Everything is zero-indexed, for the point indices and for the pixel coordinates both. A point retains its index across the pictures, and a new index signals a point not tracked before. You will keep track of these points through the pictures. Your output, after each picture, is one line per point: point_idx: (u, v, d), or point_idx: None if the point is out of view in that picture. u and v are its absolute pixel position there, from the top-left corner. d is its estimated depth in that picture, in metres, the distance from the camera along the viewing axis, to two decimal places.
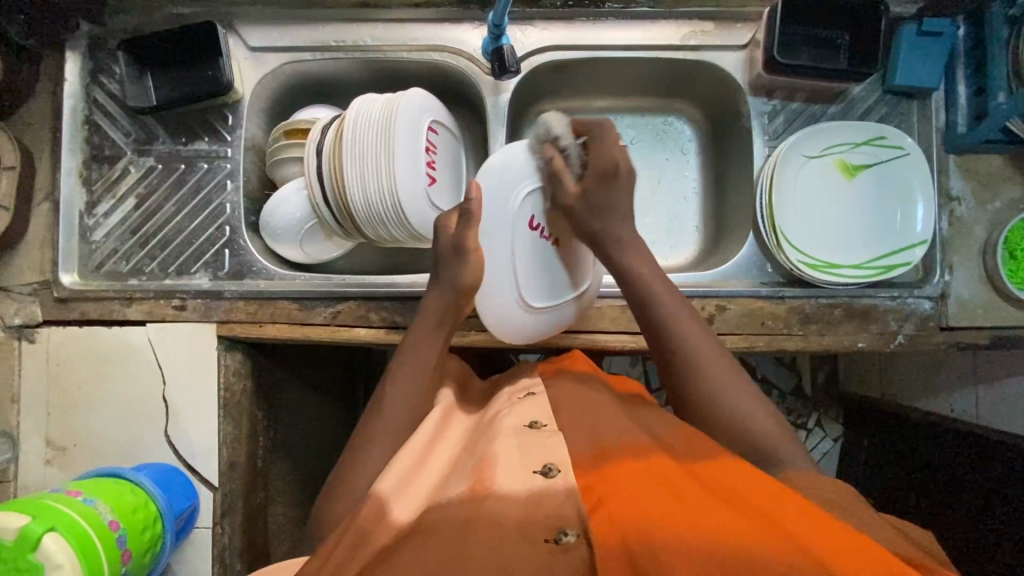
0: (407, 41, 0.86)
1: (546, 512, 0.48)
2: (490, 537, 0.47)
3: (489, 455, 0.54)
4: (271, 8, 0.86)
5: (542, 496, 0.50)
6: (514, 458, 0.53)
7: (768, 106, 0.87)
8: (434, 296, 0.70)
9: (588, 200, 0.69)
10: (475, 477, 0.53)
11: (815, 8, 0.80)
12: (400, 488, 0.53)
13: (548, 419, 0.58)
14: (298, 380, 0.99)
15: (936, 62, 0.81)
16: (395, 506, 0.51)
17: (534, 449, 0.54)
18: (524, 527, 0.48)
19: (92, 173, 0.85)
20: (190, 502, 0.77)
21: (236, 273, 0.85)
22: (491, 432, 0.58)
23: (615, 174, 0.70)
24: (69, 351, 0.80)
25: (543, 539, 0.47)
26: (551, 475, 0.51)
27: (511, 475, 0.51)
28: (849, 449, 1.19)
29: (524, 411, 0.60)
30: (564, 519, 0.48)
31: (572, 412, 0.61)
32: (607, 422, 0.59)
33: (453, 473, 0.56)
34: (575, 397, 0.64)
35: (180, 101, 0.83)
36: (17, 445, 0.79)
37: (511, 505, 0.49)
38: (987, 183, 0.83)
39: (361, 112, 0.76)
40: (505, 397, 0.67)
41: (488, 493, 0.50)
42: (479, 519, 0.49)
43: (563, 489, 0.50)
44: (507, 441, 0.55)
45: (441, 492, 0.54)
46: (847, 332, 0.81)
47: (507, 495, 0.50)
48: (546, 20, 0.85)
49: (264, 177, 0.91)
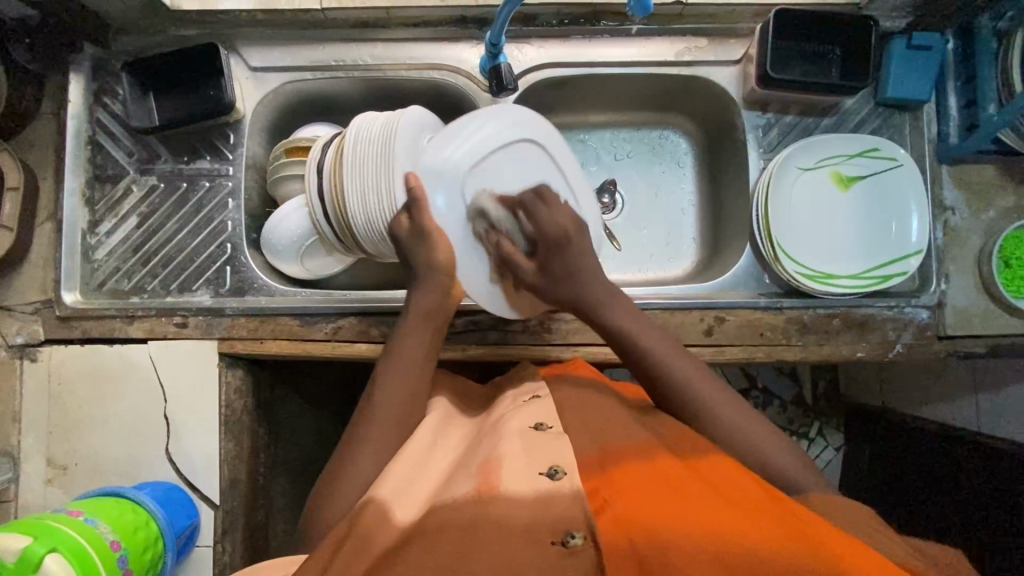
0: (405, 60, 0.87)
1: (554, 513, 0.48)
2: (495, 538, 0.47)
3: (495, 458, 0.54)
4: (272, 30, 0.87)
5: (549, 500, 0.49)
6: (519, 461, 0.53)
7: (762, 119, 0.88)
8: (419, 298, 0.70)
9: (547, 273, 0.72)
10: (481, 480, 0.52)
11: (808, 23, 0.81)
12: (400, 492, 0.53)
13: (553, 422, 0.58)
14: (298, 397, 0.99)
15: (928, 76, 0.82)
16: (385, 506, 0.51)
17: (541, 451, 0.54)
18: (531, 528, 0.47)
19: (95, 193, 0.86)
20: (191, 521, 0.77)
21: (237, 289, 0.85)
22: (497, 434, 0.58)
23: (565, 242, 0.72)
24: (70, 369, 0.81)
25: (550, 541, 0.47)
26: (558, 477, 0.51)
27: (518, 479, 0.51)
28: (851, 457, 1.19)
29: (528, 414, 0.60)
30: (572, 520, 0.47)
31: (574, 417, 0.62)
32: (616, 427, 0.60)
33: (457, 475, 0.56)
34: (578, 399, 0.65)
35: (182, 121, 0.84)
36: (17, 464, 0.79)
37: (519, 506, 0.49)
38: (981, 192, 0.84)
39: (361, 130, 0.77)
40: (510, 400, 0.67)
41: (495, 494, 0.50)
42: (482, 523, 0.48)
43: (570, 492, 0.50)
44: (513, 441, 0.55)
45: (444, 493, 0.53)
46: (845, 342, 0.82)
47: (514, 497, 0.49)
48: (541, 38, 0.87)
49: (265, 194, 0.92)
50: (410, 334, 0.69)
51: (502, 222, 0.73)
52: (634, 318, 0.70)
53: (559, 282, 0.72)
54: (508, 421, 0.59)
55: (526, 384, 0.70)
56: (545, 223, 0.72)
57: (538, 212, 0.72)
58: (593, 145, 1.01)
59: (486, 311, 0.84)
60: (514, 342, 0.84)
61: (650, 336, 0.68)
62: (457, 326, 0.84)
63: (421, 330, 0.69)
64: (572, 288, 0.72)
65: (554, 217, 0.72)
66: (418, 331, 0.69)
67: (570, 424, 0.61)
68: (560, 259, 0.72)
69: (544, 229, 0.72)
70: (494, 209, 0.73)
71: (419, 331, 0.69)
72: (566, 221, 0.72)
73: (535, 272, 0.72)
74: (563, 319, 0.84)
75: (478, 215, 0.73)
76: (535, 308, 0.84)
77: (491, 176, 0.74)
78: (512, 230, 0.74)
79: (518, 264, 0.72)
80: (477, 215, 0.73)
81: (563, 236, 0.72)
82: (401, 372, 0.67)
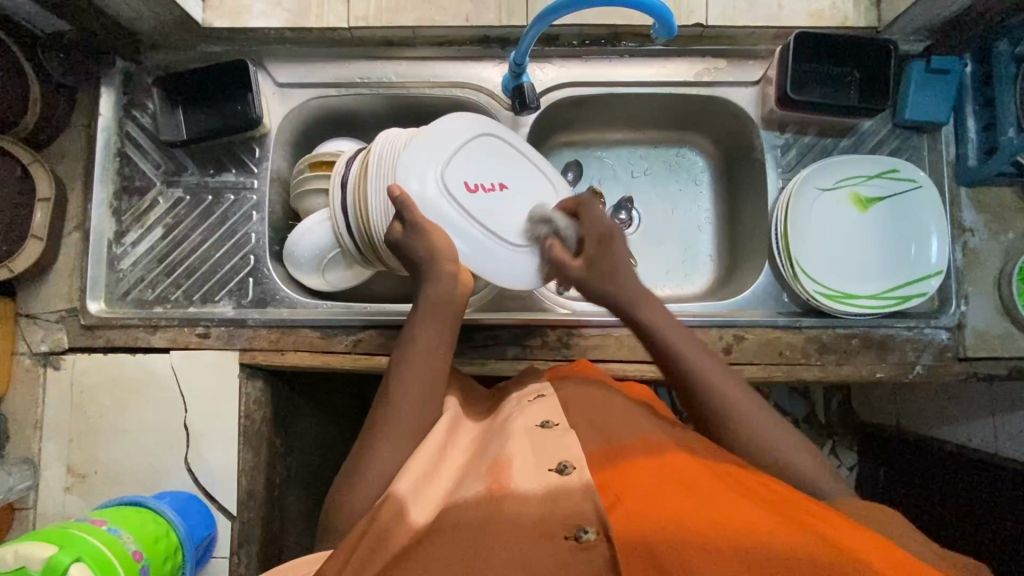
0: (429, 78, 0.89)
1: (564, 509, 0.48)
2: (510, 536, 0.47)
3: (504, 456, 0.53)
4: (300, 48, 0.89)
5: (559, 495, 0.49)
6: (528, 459, 0.53)
7: (780, 139, 0.89)
8: (433, 286, 0.69)
9: (593, 269, 0.73)
10: (491, 478, 0.52)
11: (828, 47, 0.82)
12: (416, 492, 0.54)
13: (559, 419, 0.58)
14: (315, 408, 0.99)
15: (944, 99, 0.83)
16: (412, 510, 0.51)
17: (549, 450, 0.54)
18: (543, 524, 0.47)
19: (122, 204, 0.87)
20: (208, 531, 0.78)
21: (259, 301, 0.86)
22: (504, 434, 0.58)
23: (612, 238, 0.73)
24: (94, 377, 0.81)
25: (562, 537, 0.46)
26: (566, 473, 0.50)
27: (527, 476, 0.51)
28: (865, 477, 1.18)
29: (535, 412, 0.59)
30: (582, 515, 0.47)
31: (583, 416, 0.61)
32: (622, 427, 0.59)
33: (468, 471, 0.56)
34: (584, 399, 0.64)
35: (209, 135, 0.86)
36: (38, 471, 0.80)
37: (530, 503, 0.49)
38: (1000, 215, 0.84)
39: (386, 143, 0.78)
40: (515, 400, 0.66)
41: (505, 492, 0.50)
42: (498, 519, 0.48)
43: (580, 487, 0.49)
44: (522, 441, 0.55)
45: (455, 493, 0.53)
46: (864, 362, 0.82)
47: (523, 494, 0.49)
48: (563, 58, 0.88)
49: (287, 207, 0.93)
50: (425, 325, 0.68)
51: (562, 229, 0.77)
52: (670, 323, 0.68)
53: (604, 276, 0.72)
54: (517, 420, 0.59)
55: (529, 385, 0.70)
56: (594, 221, 0.74)
57: (591, 210, 0.76)
58: (610, 162, 1.02)
59: (505, 326, 0.84)
60: (532, 358, 0.84)
61: (688, 346, 0.66)
62: (476, 340, 0.84)
63: (434, 322, 0.68)
64: (611, 285, 0.72)
65: (599, 216, 0.75)
66: (431, 320, 0.68)
67: (578, 423, 0.59)
68: (606, 254, 0.73)
69: (591, 228, 0.74)
70: (562, 223, 0.77)
71: (435, 323, 0.68)
72: (605, 219, 0.75)
73: (582, 269, 0.74)
74: (582, 335, 0.84)
75: (540, 220, 0.79)
76: (554, 323, 0.84)
77: (467, 168, 0.79)
78: (568, 237, 0.77)
79: (564, 264, 0.76)
80: (541, 220, 0.79)
81: (607, 231, 0.74)
82: (419, 363, 0.66)
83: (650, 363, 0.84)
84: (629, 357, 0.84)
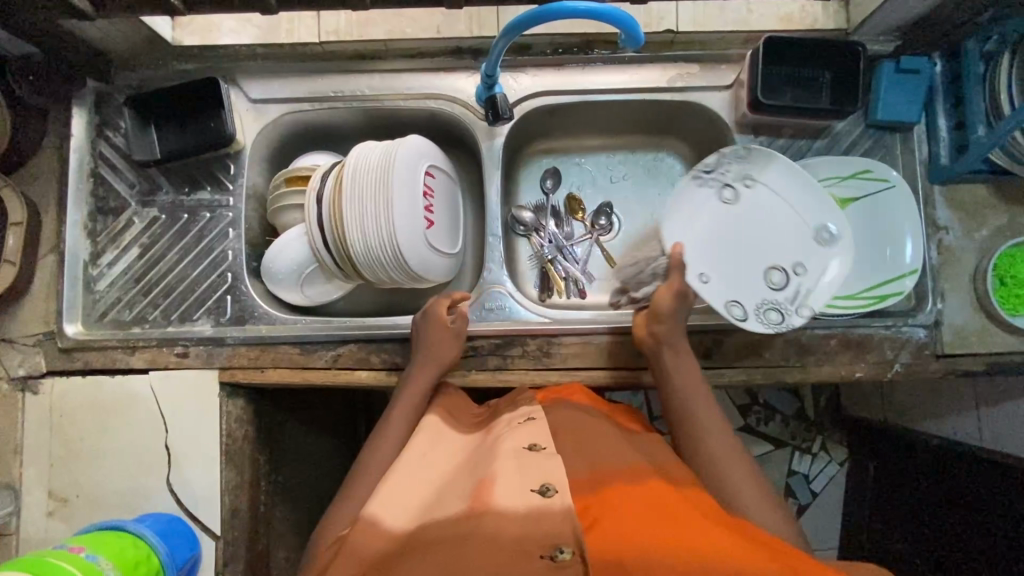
0: (402, 90, 0.88)
1: (545, 528, 0.48)
2: (485, 552, 0.47)
3: (489, 475, 0.54)
4: (271, 62, 0.89)
5: (540, 515, 0.49)
6: (513, 477, 0.53)
7: (754, 142, 0.89)
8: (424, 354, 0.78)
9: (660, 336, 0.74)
10: (474, 497, 0.52)
11: (797, 50, 0.82)
12: (392, 504, 0.55)
13: (547, 442, 0.57)
14: (299, 422, 0.99)
15: (915, 98, 0.84)
16: (388, 519, 0.53)
17: (534, 468, 0.54)
18: (521, 543, 0.47)
19: (97, 225, 0.87)
20: (192, 553, 0.77)
21: (237, 318, 0.85)
22: (490, 456, 0.57)
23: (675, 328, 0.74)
24: (71, 400, 0.81)
25: (538, 555, 0.47)
26: (549, 494, 0.51)
27: (510, 494, 0.51)
28: (855, 472, 1.19)
29: (525, 434, 0.58)
30: (561, 535, 0.47)
31: (570, 438, 0.62)
32: (603, 446, 0.60)
33: (451, 490, 0.56)
34: (574, 424, 0.64)
35: (183, 153, 0.85)
36: (19, 497, 0.79)
37: (510, 522, 0.49)
38: (974, 212, 0.85)
39: (361, 161, 0.79)
40: (505, 421, 0.65)
41: (486, 510, 0.50)
42: (475, 537, 0.49)
43: (560, 510, 0.49)
44: (507, 459, 0.55)
45: (437, 510, 0.54)
46: (843, 362, 0.83)
47: (505, 512, 0.50)
48: (536, 67, 0.88)
49: (265, 223, 0.93)
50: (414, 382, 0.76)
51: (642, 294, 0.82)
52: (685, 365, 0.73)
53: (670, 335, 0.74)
54: (506, 440, 0.58)
55: (521, 407, 0.68)
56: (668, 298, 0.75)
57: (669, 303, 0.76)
58: (589, 168, 1.02)
59: (485, 336, 0.84)
60: (514, 368, 0.84)
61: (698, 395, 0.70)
62: None
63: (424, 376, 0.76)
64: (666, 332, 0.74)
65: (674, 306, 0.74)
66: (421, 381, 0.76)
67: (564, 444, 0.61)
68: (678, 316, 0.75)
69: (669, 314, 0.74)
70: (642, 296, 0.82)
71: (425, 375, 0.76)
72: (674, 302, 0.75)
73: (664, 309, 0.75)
74: (562, 343, 0.84)
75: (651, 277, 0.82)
76: (533, 331, 0.84)
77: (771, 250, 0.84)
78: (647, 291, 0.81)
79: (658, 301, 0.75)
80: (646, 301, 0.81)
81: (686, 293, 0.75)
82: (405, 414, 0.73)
83: (631, 369, 0.83)
84: (610, 363, 0.84)
